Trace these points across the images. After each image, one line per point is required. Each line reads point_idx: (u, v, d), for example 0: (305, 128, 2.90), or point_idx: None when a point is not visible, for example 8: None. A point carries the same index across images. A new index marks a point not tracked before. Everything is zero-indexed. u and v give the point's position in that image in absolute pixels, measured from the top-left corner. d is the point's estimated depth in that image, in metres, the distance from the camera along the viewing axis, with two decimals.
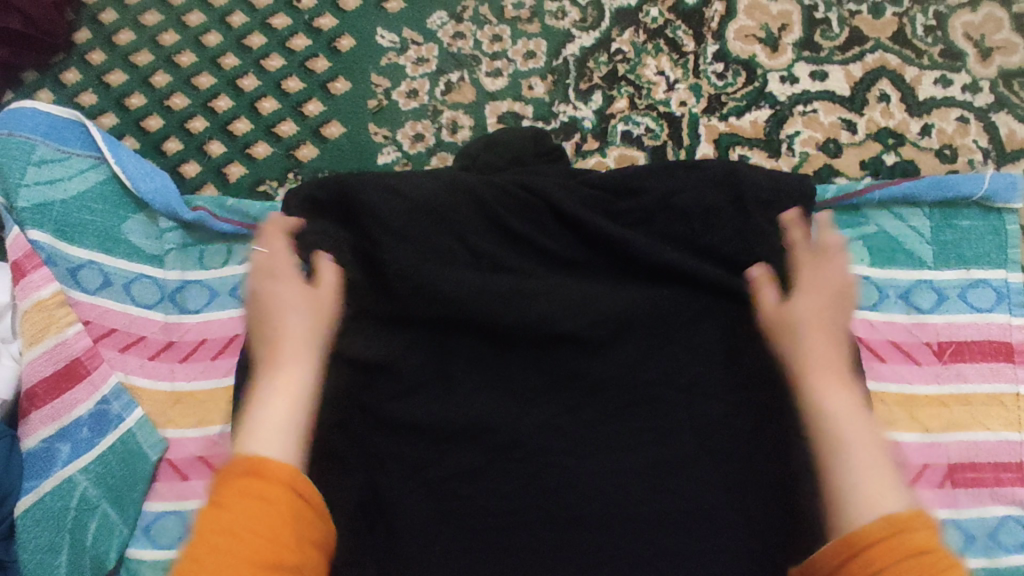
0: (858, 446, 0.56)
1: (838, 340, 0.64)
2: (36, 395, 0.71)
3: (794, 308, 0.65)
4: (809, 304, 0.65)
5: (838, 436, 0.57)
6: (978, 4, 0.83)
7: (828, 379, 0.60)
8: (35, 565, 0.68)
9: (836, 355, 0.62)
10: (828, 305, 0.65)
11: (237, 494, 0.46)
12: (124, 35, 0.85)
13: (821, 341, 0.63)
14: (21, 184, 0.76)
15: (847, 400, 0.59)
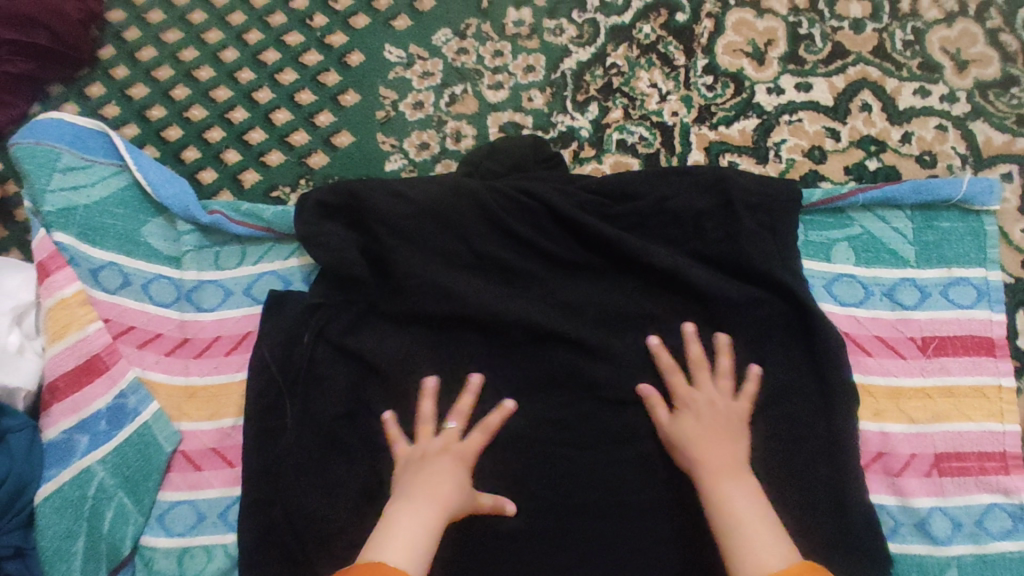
0: (746, 524, 0.62)
1: (723, 433, 0.70)
2: (58, 388, 0.74)
3: (683, 423, 0.71)
4: (694, 415, 0.71)
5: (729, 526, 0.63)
6: (955, 20, 0.88)
7: (719, 475, 0.67)
8: (52, 552, 0.70)
9: (729, 447, 0.69)
10: (713, 413, 0.71)
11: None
12: (145, 52, 0.90)
13: (706, 444, 0.69)
14: (48, 190, 0.81)
15: (737, 487, 0.66)
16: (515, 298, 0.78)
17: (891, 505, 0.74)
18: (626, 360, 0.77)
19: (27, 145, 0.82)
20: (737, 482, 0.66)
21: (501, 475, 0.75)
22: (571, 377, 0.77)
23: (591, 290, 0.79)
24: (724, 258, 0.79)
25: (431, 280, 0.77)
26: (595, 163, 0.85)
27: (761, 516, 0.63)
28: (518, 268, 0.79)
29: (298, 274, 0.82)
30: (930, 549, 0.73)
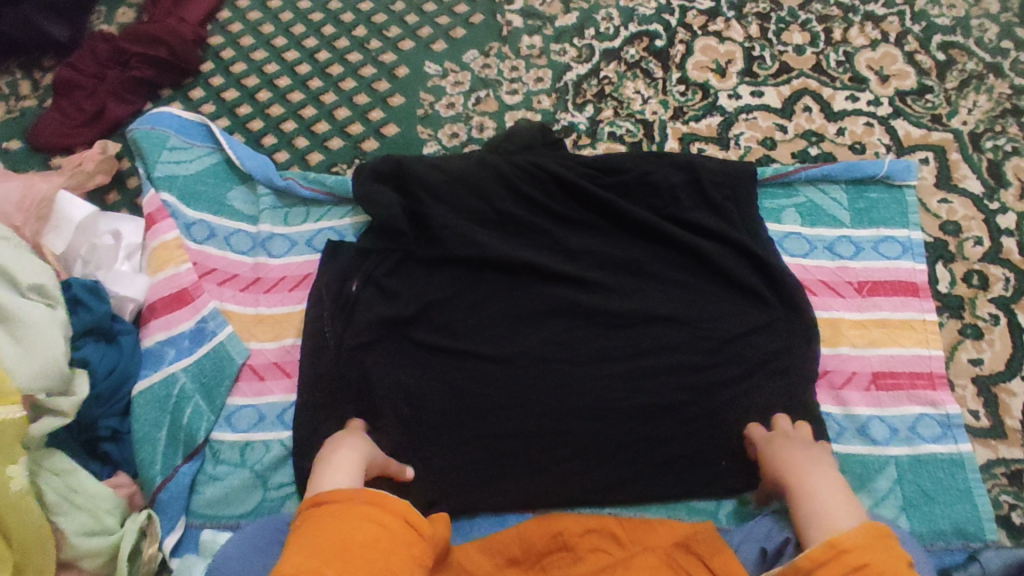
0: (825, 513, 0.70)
1: (807, 453, 0.79)
2: (155, 308, 0.93)
3: (770, 447, 0.82)
4: (778, 444, 0.82)
5: (811, 518, 0.70)
6: (878, 45, 1.11)
7: (805, 475, 0.75)
8: (142, 435, 0.87)
9: (814, 462, 0.77)
10: (796, 444, 0.81)
11: (358, 517, 0.62)
12: (238, 66, 1.15)
13: (794, 460, 0.78)
14: (158, 163, 1.04)
15: (826, 491, 0.73)
16: (525, 246, 0.97)
17: (837, 414, 0.89)
18: (617, 296, 0.94)
19: (145, 130, 1.05)
20: (824, 487, 0.73)
21: (511, 384, 0.90)
22: (569, 307, 0.93)
23: (587, 241, 0.97)
24: (696, 218, 0.97)
25: (458, 229, 0.96)
26: (591, 148, 1.06)
27: (843, 511, 0.70)
28: (530, 223, 0.98)
29: (350, 229, 1.02)
30: (870, 448, 0.87)
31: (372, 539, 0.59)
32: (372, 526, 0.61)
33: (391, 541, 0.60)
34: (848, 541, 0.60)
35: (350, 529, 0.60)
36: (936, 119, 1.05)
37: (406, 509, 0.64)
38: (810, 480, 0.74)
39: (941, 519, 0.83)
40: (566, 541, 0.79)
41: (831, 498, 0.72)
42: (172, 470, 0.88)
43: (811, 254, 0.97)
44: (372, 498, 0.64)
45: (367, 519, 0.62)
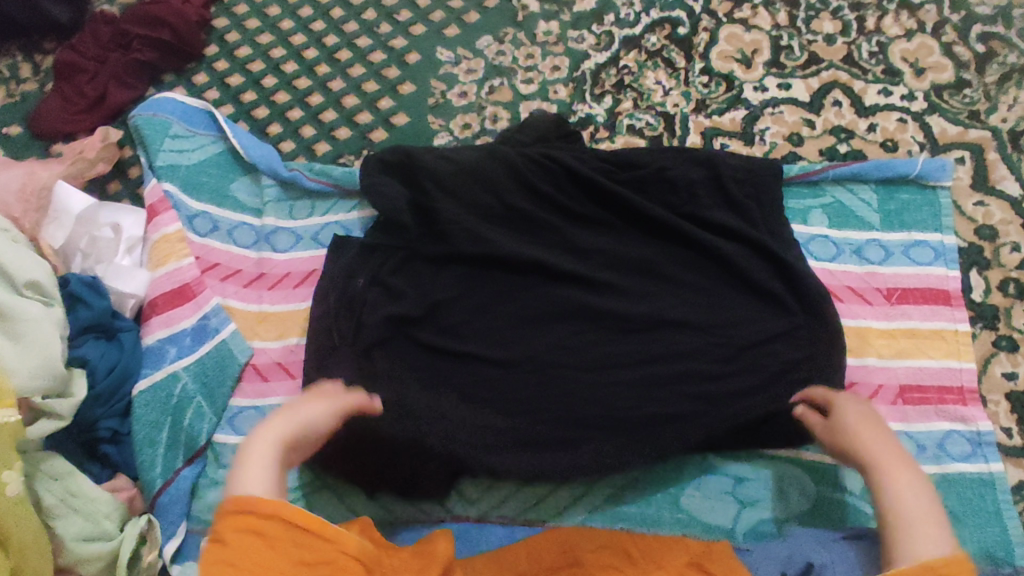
0: (911, 522, 0.66)
1: (885, 433, 0.75)
2: (156, 305, 0.90)
3: (841, 417, 0.78)
4: (852, 410, 0.78)
5: (899, 523, 0.67)
6: (913, 35, 1.05)
7: (888, 468, 0.71)
8: (143, 436, 0.85)
9: (892, 443, 0.74)
10: (870, 414, 0.78)
11: (235, 535, 0.57)
12: (242, 50, 1.11)
13: (874, 447, 0.74)
14: (161, 150, 1.00)
15: (908, 480, 0.70)
16: (535, 244, 0.92)
17: None
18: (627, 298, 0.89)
19: (147, 116, 1.01)
20: (909, 477, 0.70)
21: (518, 390, 0.86)
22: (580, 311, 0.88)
23: (600, 240, 0.92)
24: (717, 218, 0.91)
25: (469, 225, 0.92)
26: (608, 142, 1.02)
27: (929, 520, 0.66)
28: (542, 219, 0.93)
29: (357, 224, 0.98)
30: None
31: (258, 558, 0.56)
32: (249, 540, 0.57)
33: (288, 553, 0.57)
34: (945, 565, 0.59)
35: (224, 550, 0.56)
36: (974, 116, 1.00)
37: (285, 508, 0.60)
38: (891, 470, 0.71)
39: (970, 542, 0.80)
40: (577, 557, 0.76)
41: (914, 499, 0.68)
42: (173, 473, 0.86)
43: (836, 257, 0.93)
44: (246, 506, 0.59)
45: (241, 532, 0.58)
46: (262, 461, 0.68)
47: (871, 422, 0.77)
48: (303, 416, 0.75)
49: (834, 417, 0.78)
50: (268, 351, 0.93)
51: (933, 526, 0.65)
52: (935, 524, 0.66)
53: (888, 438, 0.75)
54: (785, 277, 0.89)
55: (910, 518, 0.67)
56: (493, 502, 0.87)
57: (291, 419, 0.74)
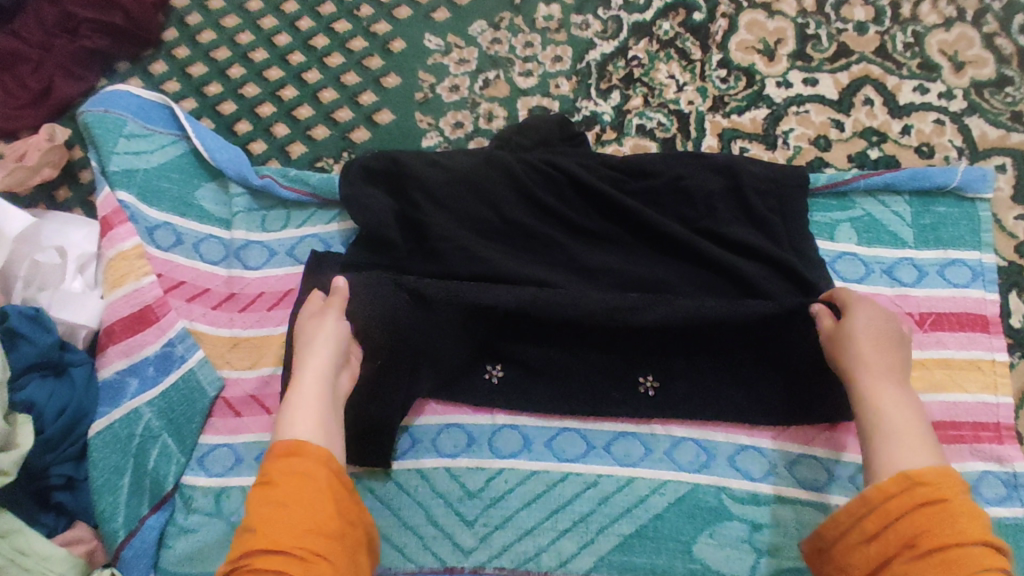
0: (897, 433, 0.64)
1: (887, 343, 0.71)
2: (114, 332, 0.80)
3: (852, 319, 0.72)
4: (864, 310, 0.72)
5: (885, 434, 0.65)
6: (952, 25, 0.95)
7: (878, 383, 0.68)
8: (102, 482, 0.76)
9: (889, 354, 0.71)
10: (880, 317, 0.73)
11: (284, 473, 0.59)
12: (206, 35, 1.00)
13: (870, 354, 0.70)
14: (114, 153, 0.88)
15: (892, 394, 0.68)
16: (537, 263, 0.83)
17: None
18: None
19: (97, 113, 0.89)
20: (897, 394, 0.68)
21: None
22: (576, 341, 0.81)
23: (608, 258, 0.83)
24: (737, 235, 0.82)
25: (463, 243, 0.82)
26: (616, 145, 0.92)
27: (916, 435, 0.64)
28: (544, 235, 0.84)
29: (337, 238, 0.89)
30: None
31: (309, 494, 0.58)
32: (299, 478, 0.59)
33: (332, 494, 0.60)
34: (929, 476, 0.58)
35: (275, 489, 0.58)
36: (1017, 117, 0.91)
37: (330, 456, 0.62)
38: (883, 383, 0.68)
39: None
40: None
41: (901, 414, 0.66)
42: (138, 522, 0.78)
43: (864, 277, 0.85)
44: (295, 449, 0.61)
45: (292, 473, 0.60)
46: (306, 399, 0.67)
47: (876, 328, 0.72)
48: (324, 351, 0.71)
49: (844, 325, 0.72)
50: (242, 382, 0.84)
51: (919, 440, 0.64)
52: (920, 437, 0.64)
53: (887, 348, 0.71)
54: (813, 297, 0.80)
55: (897, 431, 0.65)
56: (492, 550, 0.77)
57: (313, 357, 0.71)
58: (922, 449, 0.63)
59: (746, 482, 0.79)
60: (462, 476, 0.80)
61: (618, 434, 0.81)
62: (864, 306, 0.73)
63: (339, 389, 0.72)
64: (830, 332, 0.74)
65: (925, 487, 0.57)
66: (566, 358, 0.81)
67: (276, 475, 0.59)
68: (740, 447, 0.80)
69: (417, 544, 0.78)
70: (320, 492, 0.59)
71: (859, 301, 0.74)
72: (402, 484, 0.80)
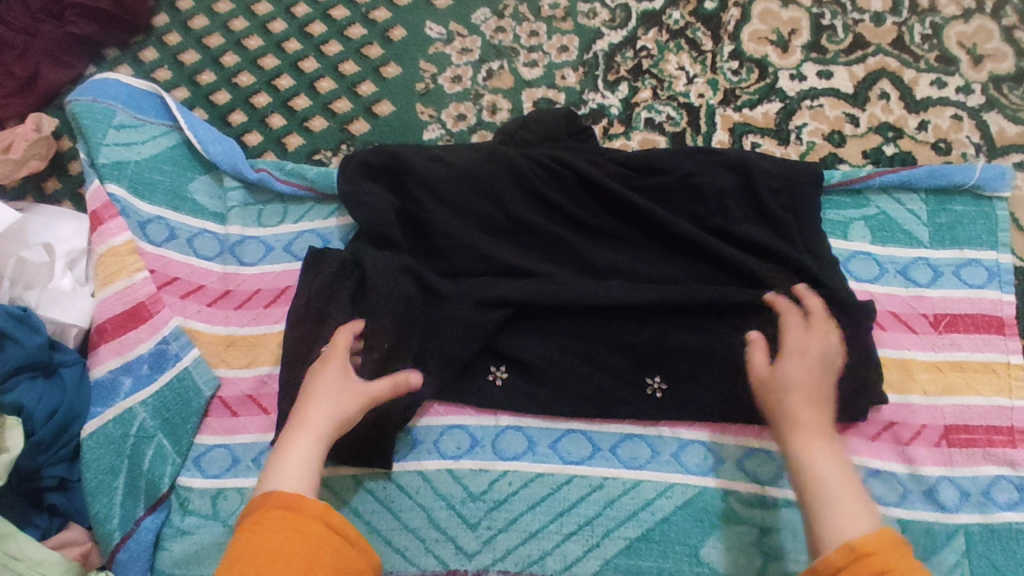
0: (831, 493, 0.59)
1: (820, 392, 0.66)
2: (105, 330, 0.77)
3: (783, 366, 0.68)
4: (796, 355, 0.68)
5: (818, 497, 0.60)
6: (971, 16, 0.92)
7: (808, 437, 0.64)
8: (96, 484, 0.74)
9: (818, 403, 0.66)
10: (815, 363, 0.68)
11: (270, 522, 0.56)
12: (198, 21, 0.96)
13: (800, 405, 0.65)
14: (103, 144, 0.85)
15: (823, 451, 0.63)
16: (543, 261, 0.81)
17: (901, 473, 0.77)
18: (634, 324, 0.79)
19: (86, 102, 0.86)
20: (829, 450, 0.63)
21: None
22: (579, 343, 0.79)
23: (617, 257, 0.81)
24: (749, 233, 0.80)
25: (467, 241, 0.80)
26: (624, 139, 0.89)
27: (849, 495, 0.59)
28: (551, 233, 0.81)
29: (336, 233, 0.86)
30: (937, 516, 0.75)
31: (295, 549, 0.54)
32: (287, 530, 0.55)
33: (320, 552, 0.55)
34: (871, 546, 0.53)
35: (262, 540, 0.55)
36: None
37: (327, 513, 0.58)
38: (813, 438, 0.63)
39: None
40: None
41: (833, 471, 0.61)
42: (133, 524, 0.76)
43: (878, 277, 0.83)
44: (288, 502, 0.58)
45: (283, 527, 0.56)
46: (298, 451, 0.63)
47: (807, 376, 0.67)
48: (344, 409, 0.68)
49: (776, 370, 0.68)
50: (238, 382, 0.82)
51: (856, 505, 0.58)
52: (855, 500, 0.59)
53: (820, 395, 0.67)
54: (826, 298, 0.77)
55: (833, 493, 0.59)
56: (496, 554, 0.75)
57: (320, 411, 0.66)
58: (857, 516, 0.57)
59: (753, 484, 0.77)
60: (465, 479, 0.78)
61: (625, 437, 0.79)
62: (795, 354, 0.68)
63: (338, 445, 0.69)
64: (766, 378, 0.69)
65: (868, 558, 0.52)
66: (572, 365, 0.79)
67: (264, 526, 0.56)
68: (748, 450, 0.78)
69: (419, 547, 0.76)
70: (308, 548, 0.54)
71: (791, 347, 0.69)
72: (403, 486, 0.78)
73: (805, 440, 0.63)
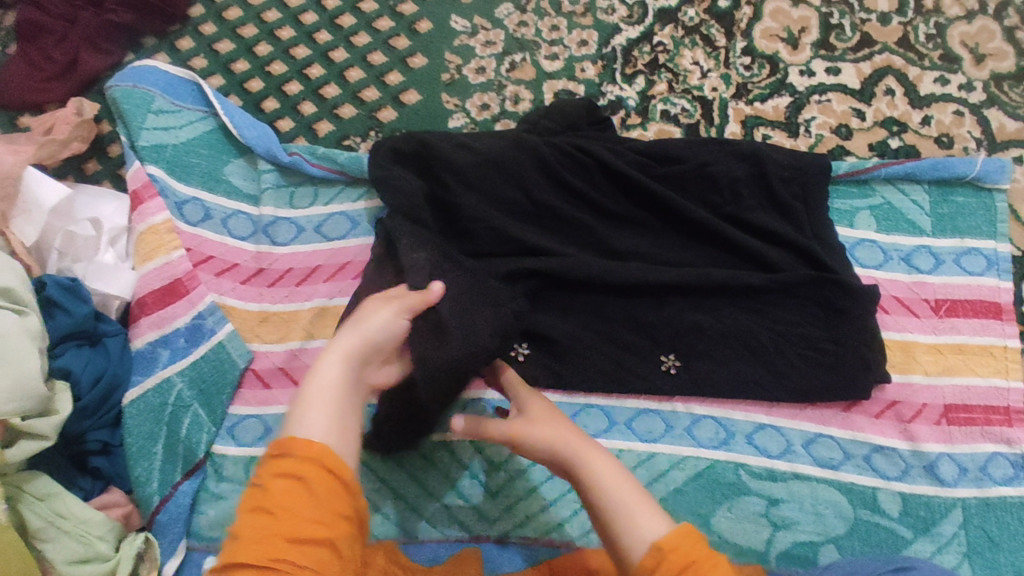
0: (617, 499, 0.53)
1: (560, 418, 0.62)
2: (146, 304, 0.81)
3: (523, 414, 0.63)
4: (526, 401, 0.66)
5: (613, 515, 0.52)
6: (974, 17, 0.96)
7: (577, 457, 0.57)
8: (136, 449, 0.77)
9: (559, 423, 0.61)
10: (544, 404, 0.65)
11: (272, 475, 0.49)
12: (233, 12, 1.00)
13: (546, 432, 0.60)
14: (143, 128, 0.89)
15: (593, 461, 0.56)
16: (564, 244, 0.85)
17: (903, 449, 0.81)
18: (649, 303, 0.83)
19: (125, 88, 0.90)
20: (592, 455, 0.57)
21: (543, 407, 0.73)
22: (597, 322, 0.83)
23: (634, 242, 0.85)
24: (759, 220, 0.84)
25: (491, 223, 0.83)
26: (641, 130, 0.93)
27: (632, 498, 0.53)
28: (572, 218, 0.85)
29: (365, 216, 0.90)
30: (936, 489, 0.79)
31: (293, 505, 0.47)
32: (286, 484, 0.48)
33: (319, 503, 0.48)
34: (675, 542, 0.48)
35: (265, 497, 0.48)
36: None
37: (325, 451, 0.50)
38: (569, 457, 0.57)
39: (1008, 569, 0.76)
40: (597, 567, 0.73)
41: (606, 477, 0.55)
42: (171, 488, 0.79)
43: (881, 261, 0.87)
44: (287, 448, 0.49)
45: (277, 475, 0.49)
46: (324, 393, 0.53)
47: (538, 415, 0.63)
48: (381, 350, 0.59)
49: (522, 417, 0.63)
50: (270, 356, 0.85)
51: (632, 493, 0.53)
52: (641, 495, 0.53)
53: (560, 421, 0.62)
54: (835, 282, 0.81)
55: (610, 498, 0.53)
56: (516, 520, 0.79)
57: (354, 331, 0.57)
58: (647, 513, 0.52)
59: (762, 458, 0.81)
60: (488, 450, 0.82)
61: (641, 411, 0.83)
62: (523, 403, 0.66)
63: (371, 378, 0.60)
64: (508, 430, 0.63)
65: (675, 556, 0.48)
66: (591, 342, 0.82)
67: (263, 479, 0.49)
68: (758, 425, 0.82)
69: (443, 513, 0.80)
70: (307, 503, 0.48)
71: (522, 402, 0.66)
72: (429, 457, 0.82)
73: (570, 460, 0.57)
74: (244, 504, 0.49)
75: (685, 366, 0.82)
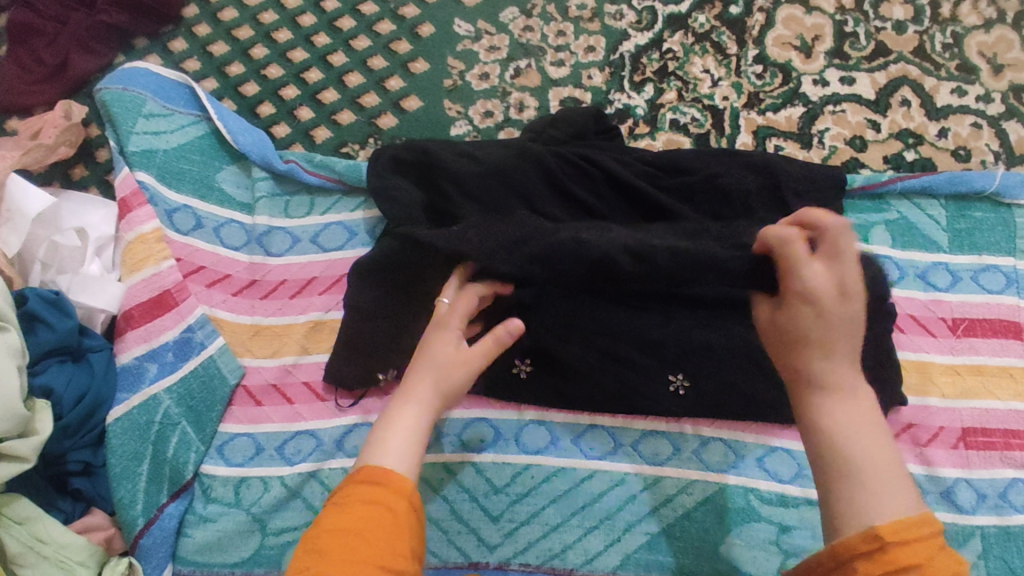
0: (868, 456, 0.51)
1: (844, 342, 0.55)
2: (133, 317, 0.77)
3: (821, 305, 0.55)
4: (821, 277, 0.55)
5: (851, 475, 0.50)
6: (992, 26, 0.93)
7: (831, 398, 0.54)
8: (120, 469, 0.74)
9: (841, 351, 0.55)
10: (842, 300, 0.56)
11: (359, 500, 0.51)
12: (228, 13, 0.97)
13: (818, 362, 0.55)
14: (133, 132, 0.86)
15: (848, 410, 0.53)
16: None
17: (919, 474, 0.78)
18: (659, 318, 0.78)
19: (115, 90, 0.87)
20: (851, 403, 0.53)
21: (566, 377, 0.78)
22: (606, 340, 0.78)
23: None
24: None
25: None
26: (649, 139, 0.91)
27: (881, 465, 0.50)
28: None
29: (363, 226, 0.86)
30: (954, 516, 0.76)
31: (380, 535, 0.49)
32: (375, 513, 0.50)
33: (402, 539, 0.50)
34: (903, 529, 0.46)
35: (351, 520, 0.49)
36: None
37: (410, 487, 0.53)
38: (836, 390, 0.54)
39: None
40: None
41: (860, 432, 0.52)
42: (157, 510, 0.75)
43: (896, 279, 0.84)
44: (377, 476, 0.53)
45: (366, 501, 0.51)
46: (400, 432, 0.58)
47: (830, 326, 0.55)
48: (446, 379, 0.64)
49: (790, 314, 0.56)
50: (261, 372, 0.82)
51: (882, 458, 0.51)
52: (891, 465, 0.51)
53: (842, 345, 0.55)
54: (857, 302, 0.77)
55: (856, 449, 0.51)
56: (517, 546, 0.76)
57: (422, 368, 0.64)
58: (894, 483, 0.50)
59: (775, 484, 0.77)
60: (488, 472, 0.78)
61: (647, 433, 0.80)
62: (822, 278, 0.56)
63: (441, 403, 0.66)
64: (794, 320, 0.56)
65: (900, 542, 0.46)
66: (596, 361, 0.78)
67: (352, 503, 0.51)
68: (769, 448, 0.79)
69: (441, 538, 0.77)
70: (393, 534, 0.49)
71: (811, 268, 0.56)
72: (426, 479, 0.79)
73: (836, 399, 0.53)
74: (325, 525, 0.49)
75: (693, 386, 0.78)
